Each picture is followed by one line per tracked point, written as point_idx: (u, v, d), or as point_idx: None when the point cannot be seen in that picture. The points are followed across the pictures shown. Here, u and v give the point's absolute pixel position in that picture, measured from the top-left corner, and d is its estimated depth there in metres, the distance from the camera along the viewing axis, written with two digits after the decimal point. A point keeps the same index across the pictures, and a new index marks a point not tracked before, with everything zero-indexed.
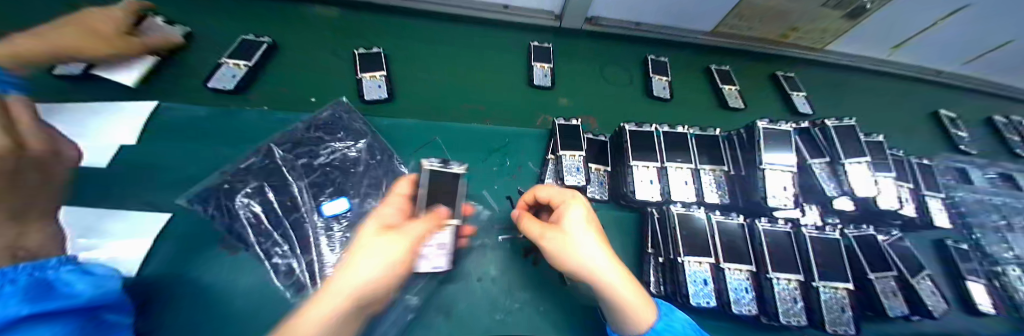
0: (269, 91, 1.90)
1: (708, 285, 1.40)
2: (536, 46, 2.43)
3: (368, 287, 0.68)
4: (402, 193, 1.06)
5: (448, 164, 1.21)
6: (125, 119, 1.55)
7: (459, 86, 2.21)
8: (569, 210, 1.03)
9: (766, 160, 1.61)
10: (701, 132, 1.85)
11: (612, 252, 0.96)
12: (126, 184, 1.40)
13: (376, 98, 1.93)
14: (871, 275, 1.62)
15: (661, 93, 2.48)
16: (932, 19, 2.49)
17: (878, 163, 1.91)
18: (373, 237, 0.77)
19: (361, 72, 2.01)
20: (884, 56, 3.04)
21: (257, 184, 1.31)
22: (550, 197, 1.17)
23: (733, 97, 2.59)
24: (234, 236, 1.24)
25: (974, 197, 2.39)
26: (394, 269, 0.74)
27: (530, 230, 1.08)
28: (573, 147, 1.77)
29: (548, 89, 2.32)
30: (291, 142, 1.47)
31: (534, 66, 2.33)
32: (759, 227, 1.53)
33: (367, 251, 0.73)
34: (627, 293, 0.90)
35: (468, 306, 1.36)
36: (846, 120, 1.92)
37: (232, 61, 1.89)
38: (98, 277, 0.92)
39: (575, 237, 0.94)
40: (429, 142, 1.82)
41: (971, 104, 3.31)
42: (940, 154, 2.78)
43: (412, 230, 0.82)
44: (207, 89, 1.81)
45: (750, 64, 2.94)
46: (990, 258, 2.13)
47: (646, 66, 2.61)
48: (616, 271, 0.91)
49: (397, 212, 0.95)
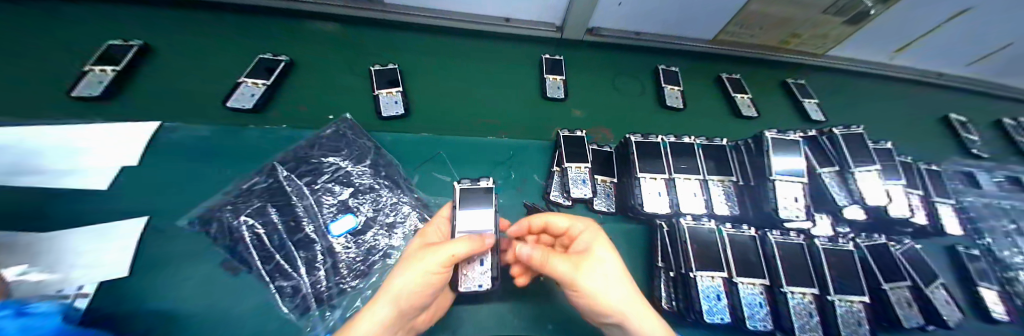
0: (288, 109, 1.91)
1: (722, 300, 1.37)
2: (547, 58, 2.45)
3: (407, 295, 0.84)
4: (445, 215, 1.24)
5: (477, 180, 1.30)
6: (127, 141, 1.56)
7: (464, 99, 2.20)
8: (594, 242, 1.02)
9: (775, 170, 1.58)
10: (707, 142, 1.84)
11: (635, 285, 0.96)
12: (127, 205, 1.38)
13: (394, 114, 1.94)
14: (886, 285, 1.58)
15: (674, 102, 2.48)
16: (931, 22, 2.49)
17: (888, 170, 1.92)
18: (415, 254, 0.91)
19: (376, 89, 2.03)
20: (886, 59, 3.05)
21: (260, 204, 1.26)
22: (568, 226, 1.14)
23: (745, 105, 2.59)
24: (236, 258, 1.21)
25: (982, 201, 2.36)
26: (428, 282, 0.87)
27: (559, 269, 0.93)
28: (579, 159, 1.74)
29: (561, 101, 2.31)
30: (295, 161, 1.45)
31: (546, 78, 2.34)
32: (771, 238, 1.51)
33: (410, 266, 0.87)
34: (650, 328, 0.89)
35: (479, 326, 1.33)
36: (853, 128, 1.93)
37: (251, 80, 1.92)
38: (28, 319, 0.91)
39: (606, 271, 0.92)
40: (434, 156, 1.80)
41: (977, 106, 3.29)
42: (948, 158, 2.75)
43: (448, 247, 0.88)
44: (225, 109, 1.82)
45: (754, 71, 2.95)
46: (1002, 264, 2.08)
47: (657, 75, 2.63)
48: (627, 302, 0.90)
49: (439, 232, 1.16)
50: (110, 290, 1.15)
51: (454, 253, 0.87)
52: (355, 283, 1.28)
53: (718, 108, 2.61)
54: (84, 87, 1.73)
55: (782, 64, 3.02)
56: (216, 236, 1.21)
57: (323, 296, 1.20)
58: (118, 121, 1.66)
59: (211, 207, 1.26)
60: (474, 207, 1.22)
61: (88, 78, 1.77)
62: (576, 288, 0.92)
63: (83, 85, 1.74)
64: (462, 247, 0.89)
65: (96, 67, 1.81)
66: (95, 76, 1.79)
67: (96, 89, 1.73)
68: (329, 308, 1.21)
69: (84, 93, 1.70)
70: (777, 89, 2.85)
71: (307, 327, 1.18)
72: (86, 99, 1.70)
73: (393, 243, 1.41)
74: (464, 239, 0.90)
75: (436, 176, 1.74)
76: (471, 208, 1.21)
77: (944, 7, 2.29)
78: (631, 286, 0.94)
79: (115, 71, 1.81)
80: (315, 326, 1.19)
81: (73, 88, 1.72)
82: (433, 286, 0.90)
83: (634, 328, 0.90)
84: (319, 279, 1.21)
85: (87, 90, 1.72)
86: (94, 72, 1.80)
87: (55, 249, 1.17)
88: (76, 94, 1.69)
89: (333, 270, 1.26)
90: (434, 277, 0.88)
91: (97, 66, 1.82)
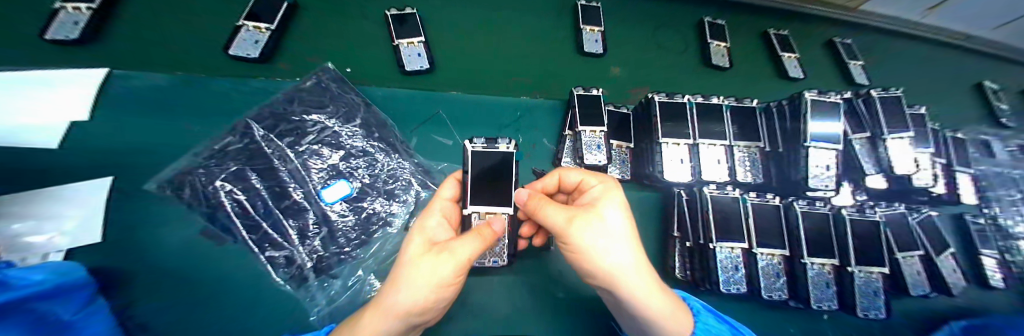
0: (298, 60, 1.67)
1: (739, 271, 1.33)
2: (583, 6, 2.12)
3: (417, 310, 0.70)
4: (448, 197, 1.05)
5: (495, 142, 1.12)
6: (75, 93, 1.32)
7: (478, 54, 1.93)
8: (603, 197, 0.88)
9: (812, 136, 1.45)
10: (736, 103, 1.65)
11: (643, 251, 0.82)
12: (90, 166, 1.21)
13: (419, 69, 1.70)
14: (899, 255, 1.56)
15: (721, 61, 2.25)
16: None
17: (917, 136, 1.78)
18: (416, 259, 0.73)
19: (396, 38, 1.75)
20: (918, 17, 2.75)
21: (238, 168, 1.10)
22: (579, 181, 1.00)
23: (793, 66, 2.37)
24: (218, 227, 1.07)
25: (1000, 172, 2.27)
26: (438, 294, 0.72)
27: (550, 218, 0.83)
28: (595, 121, 1.54)
29: (599, 57, 2.06)
30: (271, 118, 1.24)
31: (584, 30, 2.05)
32: (797, 208, 1.42)
33: (413, 278, 0.69)
34: (653, 303, 0.79)
35: (487, 295, 1.28)
36: (892, 90, 1.73)
37: (252, 23, 1.62)
38: (43, 269, 0.88)
39: (607, 230, 0.78)
40: (433, 116, 1.61)
41: (1013, 73, 3.05)
42: (971, 126, 2.63)
43: (454, 251, 0.72)
44: (228, 57, 1.57)
45: (805, 27, 2.63)
46: (1004, 232, 2.06)
47: (702, 29, 2.33)
48: (641, 274, 0.79)
49: (441, 224, 0.90)
50: (95, 257, 1.07)
51: (466, 258, 0.73)
52: (355, 252, 1.19)
53: (755, 67, 2.37)
54: (57, 29, 1.44)
55: (829, 20, 2.70)
56: (191, 202, 1.06)
57: (322, 266, 1.11)
58: (65, 66, 1.41)
59: (181, 168, 1.10)
60: (489, 184, 1.10)
61: (60, 18, 1.47)
62: (566, 240, 0.82)
63: (57, 26, 1.45)
64: (469, 247, 0.74)
65: (68, 4, 1.50)
66: (69, 16, 1.49)
67: (73, 31, 1.44)
68: (328, 278, 1.13)
69: (59, 36, 1.42)
70: (821, 49, 2.60)
71: (306, 297, 1.12)
72: (65, 43, 1.43)
73: (393, 211, 1.29)
74: (475, 235, 0.76)
75: (436, 138, 1.57)
76: (486, 178, 1.10)
77: None
78: (644, 256, 0.81)
79: (91, 9, 1.50)
80: (314, 296, 1.12)
81: (46, 30, 1.43)
82: (446, 294, 0.76)
83: (626, 296, 0.80)
84: (315, 248, 1.11)
85: (64, 33, 1.44)
86: (67, 11, 1.49)
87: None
88: (51, 38, 1.42)
89: (329, 239, 1.15)
90: (444, 287, 0.72)
91: (68, 3, 1.50)
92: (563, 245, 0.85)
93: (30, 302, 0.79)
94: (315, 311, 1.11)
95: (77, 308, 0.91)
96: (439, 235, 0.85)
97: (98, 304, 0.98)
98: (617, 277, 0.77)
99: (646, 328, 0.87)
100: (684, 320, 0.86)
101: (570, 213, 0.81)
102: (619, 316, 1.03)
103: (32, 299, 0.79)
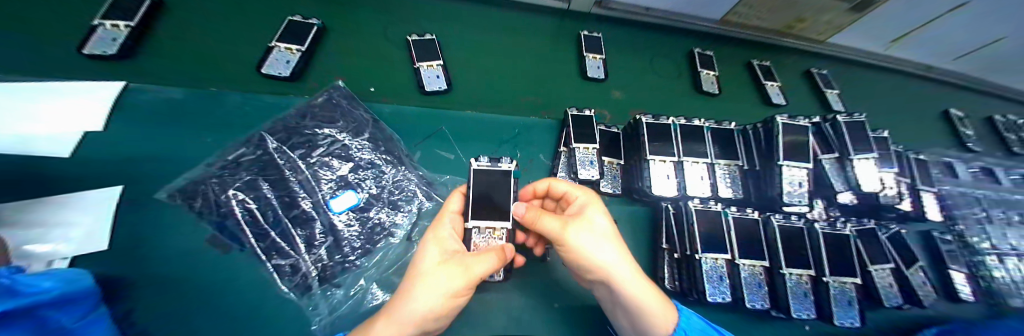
0: (325, 80, 1.77)
1: (724, 281, 1.41)
2: (587, 35, 2.32)
3: (432, 316, 0.77)
4: (455, 210, 1.12)
5: (498, 161, 1.23)
6: (93, 102, 1.38)
7: (488, 76, 2.06)
8: (587, 205, 1.03)
9: (784, 155, 1.59)
10: (716, 125, 1.80)
11: (625, 248, 0.97)
12: (99, 174, 1.24)
13: (438, 90, 1.82)
14: (871, 268, 1.67)
15: (710, 88, 2.44)
16: (927, 16, 2.38)
17: (881, 158, 1.95)
18: (434, 268, 0.82)
19: (417, 61, 1.87)
20: (883, 49, 2.96)
21: (250, 178, 1.15)
22: (566, 192, 1.13)
23: (776, 93, 2.59)
24: (227, 235, 1.11)
25: (970, 192, 2.40)
26: (450, 302, 0.81)
27: (547, 226, 0.97)
28: (588, 139, 1.66)
29: (601, 82, 2.24)
30: (284, 131, 1.32)
31: (587, 57, 2.23)
32: (774, 222, 1.53)
33: (431, 285, 0.78)
34: (643, 295, 0.91)
35: (485, 305, 1.32)
36: (857, 116, 1.91)
37: (284, 45, 1.73)
38: (50, 275, 0.84)
39: (595, 232, 0.94)
40: (435, 132, 1.70)
41: (972, 103, 3.32)
42: (933, 149, 2.83)
43: (475, 266, 0.84)
44: (259, 74, 1.67)
45: (781, 59, 2.91)
46: (971, 249, 2.20)
47: (692, 59, 2.55)
48: (628, 267, 0.92)
49: (454, 234, 1.00)
50: (99, 263, 1.08)
51: (479, 274, 0.84)
52: (359, 261, 1.22)
53: (737, 93, 2.57)
54: (95, 44, 1.53)
55: (807, 52, 2.96)
56: (202, 211, 1.10)
57: (326, 275, 1.14)
58: (84, 79, 1.47)
59: (195, 178, 1.14)
60: (491, 198, 1.18)
61: (97, 34, 1.56)
62: (562, 244, 0.96)
63: (95, 42, 1.53)
64: (489, 265, 0.86)
65: (106, 21, 1.58)
66: (106, 32, 1.57)
67: (111, 47, 1.53)
68: (331, 287, 1.16)
69: (97, 51, 1.50)
70: (801, 79, 2.85)
71: (308, 306, 1.14)
72: (104, 57, 1.51)
73: (397, 222, 1.34)
74: (492, 253, 0.88)
75: (438, 153, 1.65)
76: (489, 194, 1.19)
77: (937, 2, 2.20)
78: (629, 253, 0.95)
79: (129, 27, 1.59)
80: (317, 305, 1.14)
81: (83, 44, 1.51)
82: (456, 303, 0.84)
83: (618, 289, 0.92)
84: (320, 257, 1.15)
85: (102, 48, 1.52)
86: (105, 27, 1.58)
87: (3, 221, 1.03)
88: (90, 53, 1.50)
89: (334, 248, 1.19)
90: (455, 297, 0.81)
91: (105, 19, 1.58)
92: (560, 249, 0.98)
93: (37, 308, 0.77)
94: (316, 320, 1.13)
95: (77, 315, 0.88)
96: (454, 245, 0.95)
97: (99, 312, 0.96)
98: (608, 271, 0.90)
99: (636, 322, 0.98)
100: (672, 312, 0.97)
101: (562, 220, 0.96)
102: (616, 316, 1.12)
103: (39, 307, 0.77)
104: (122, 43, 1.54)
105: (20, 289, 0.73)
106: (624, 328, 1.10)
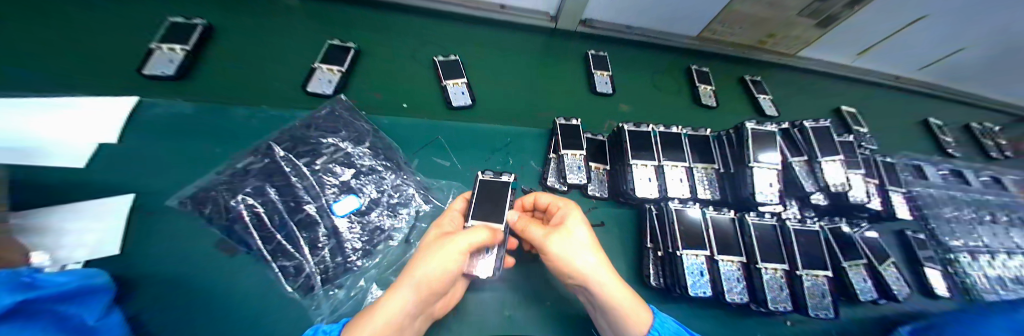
0: (359, 97, 1.90)
1: (705, 277, 1.48)
2: (593, 54, 2.51)
3: (431, 281, 0.85)
4: (459, 207, 1.27)
5: (499, 175, 1.39)
6: (108, 116, 1.47)
7: (491, 89, 2.19)
8: (568, 215, 1.13)
9: (755, 157, 1.72)
10: (693, 132, 1.95)
11: (605, 255, 1.05)
12: (110, 183, 1.31)
13: (463, 104, 1.99)
14: (845, 264, 1.76)
15: (708, 101, 2.63)
16: (886, 29, 2.62)
17: (849, 160, 2.06)
18: (437, 241, 0.95)
19: (443, 79, 2.04)
20: (850, 62, 3.19)
21: (258, 184, 1.22)
22: (550, 202, 1.26)
23: (766, 105, 2.78)
24: (234, 239, 1.17)
25: (946, 194, 2.48)
26: (451, 271, 0.90)
27: (533, 234, 1.10)
28: (575, 146, 1.79)
29: (609, 96, 2.40)
30: (291, 140, 1.41)
31: (595, 74, 2.42)
32: (748, 220, 1.65)
33: (432, 252, 0.89)
34: (617, 292, 1.00)
35: (480, 306, 1.38)
36: (822, 122, 2.05)
37: (325, 65, 1.89)
38: (70, 274, 0.90)
39: (573, 241, 1.03)
40: (433, 141, 1.81)
41: (949, 111, 3.48)
42: (902, 152, 2.98)
43: (468, 235, 0.95)
44: (303, 93, 1.82)
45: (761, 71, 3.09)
46: (944, 246, 2.24)
47: (690, 75, 2.75)
48: (604, 272, 1.00)
49: (454, 223, 1.15)
50: (115, 266, 1.14)
51: (472, 241, 0.94)
52: (360, 262, 1.29)
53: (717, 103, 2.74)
54: (154, 65, 1.67)
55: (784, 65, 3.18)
56: (210, 217, 1.15)
57: (328, 276, 1.20)
58: (98, 95, 1.57)
59: (204, 185, 1.21)
60: (490, 200, 1.28)
61: (155, 56, 1.71)
62: (546, 251, 1.06)
63: (153, 64, 1.68)
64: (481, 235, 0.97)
65: (164, 44, 1.75)
66: (164, 55, 1.73)
67: (168, 68, 1.67)
68: (333, 287, 1.23)
69: (156, 72, 1.65)
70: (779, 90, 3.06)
71: (311, 306, 1.20)
72: (161, 78, 1.66)
73: (396, 225, 1.43)
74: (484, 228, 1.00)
75: (436, 161, 1.76)
76: (487, 200, 1.28)
77: (894, 14, 2.42)
78: (606, 258, 1.05)
79: (184, 50, 1.74)
80: (319, 305, 1.20)
81: (143, 66, 1.67)
82: (454, 275, 0.93)
83: (596, 290, 1.00)
84: (323, 259, 1.21)
85: (161, 69, 1.67)
86: (161, 50, 1.74)
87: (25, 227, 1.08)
88: (150, 73, 1.64)
89: (337, 250, 1.25)
90: (454, 268, 0.90)
91: (164, 44, 1.75)
92: (545, 255, 1.08)
93: (51, 304, 0.82)
94: (318, 319, 1.18)
95: (98, 313, 0.95)
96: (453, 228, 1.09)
97: (112, 309, 1.02)
98: (586, 275, 0.99)
99: (616, 323, 1.05)
100: (646, 312, 1.05)
101: (546, 230, 1.07)
102: (598, 317, 1.19)
103: (52, 302, 0.82)
104: (178, 64, 1.69)
105: (38, 284, 0.80)
106: (607, 328, 1.17)
